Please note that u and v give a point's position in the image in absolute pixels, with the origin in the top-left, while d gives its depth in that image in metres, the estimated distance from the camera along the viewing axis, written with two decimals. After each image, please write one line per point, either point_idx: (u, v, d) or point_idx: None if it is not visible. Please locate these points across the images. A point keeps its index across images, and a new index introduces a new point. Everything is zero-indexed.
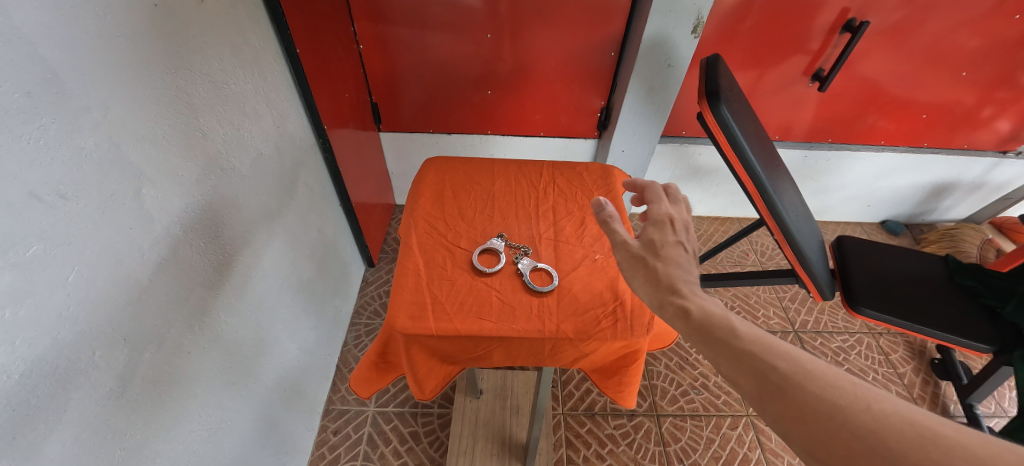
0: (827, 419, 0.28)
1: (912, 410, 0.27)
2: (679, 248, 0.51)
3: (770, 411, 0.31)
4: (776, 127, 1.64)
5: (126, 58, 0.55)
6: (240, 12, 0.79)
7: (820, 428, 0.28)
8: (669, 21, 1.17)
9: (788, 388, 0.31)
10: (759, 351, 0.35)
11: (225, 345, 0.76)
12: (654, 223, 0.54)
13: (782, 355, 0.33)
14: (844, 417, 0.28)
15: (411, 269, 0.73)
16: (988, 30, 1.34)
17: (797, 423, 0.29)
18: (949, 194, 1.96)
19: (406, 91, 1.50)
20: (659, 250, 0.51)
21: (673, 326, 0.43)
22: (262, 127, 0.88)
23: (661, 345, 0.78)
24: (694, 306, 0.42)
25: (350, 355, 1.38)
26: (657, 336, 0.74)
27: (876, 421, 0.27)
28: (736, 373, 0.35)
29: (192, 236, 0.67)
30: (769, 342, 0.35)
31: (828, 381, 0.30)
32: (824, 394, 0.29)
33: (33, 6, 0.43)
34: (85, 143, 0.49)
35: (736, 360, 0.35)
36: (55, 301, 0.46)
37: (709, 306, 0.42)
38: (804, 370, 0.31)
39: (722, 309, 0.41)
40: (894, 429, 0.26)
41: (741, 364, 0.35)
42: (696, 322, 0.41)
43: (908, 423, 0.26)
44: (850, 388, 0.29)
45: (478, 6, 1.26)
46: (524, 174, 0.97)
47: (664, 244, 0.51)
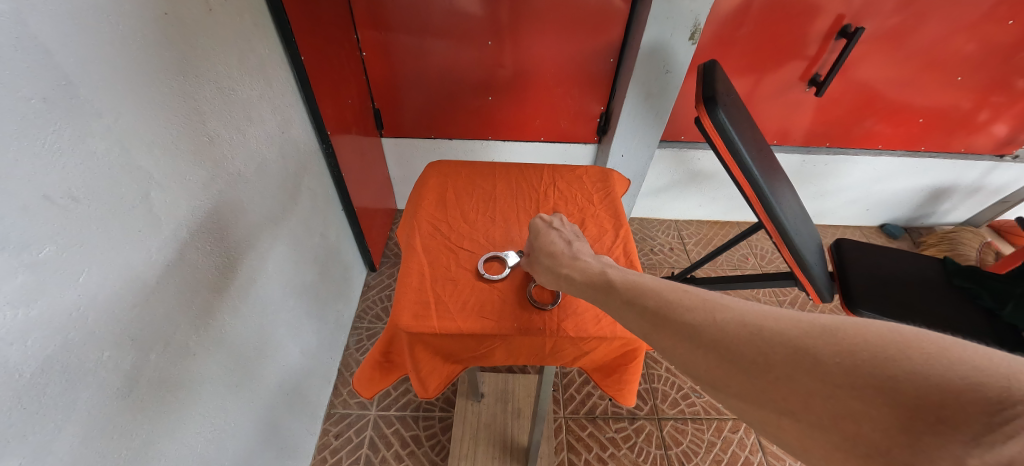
0: (691, 340, 0.38)
1: (746, 311, 0.37)
2: (568, 243, 0.67)
3: (660, 348, 0.42)
4: (774, 131, 1.66)
5: (137, 65, 0.56)
6: (247, 20, 0.81)
7: (692, 349, 0.38)
8: (666, 28, 1.19)
9: (665, 324, 0.42)
10: (647, 302, 0.46)
11: (230, 347, 0.77)
12: (538, 231, 0.71)
13: (660, 300, 0.45)
14: (703, 332, 0.38)
15: (415, 269, 0.74)
16: (983, 35, 1.36)
17: (677, 348, 0.40)
18: (947, 198, 1.97)
19: (407, 97, 1.51)
20: (552, 247, 0.67)
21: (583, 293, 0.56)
22: (267, 132, 0.89)
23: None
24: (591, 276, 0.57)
25: (352, 359, 1.38)
26: None
27: (724, 327, 0.37)
28: (633, 322, 0.46)
29: (198, 239, 0.68)
30: (648, 290, 0.47)
31: (691, 309, 0.41)
32: (691, 321, 0.40)
33: (48, 14, 0.44)
34: (96, 147, 0.50)
35: (631, 313, 0.47)
36: (67, 302, 0.47)
37: (603, 276, 0.55)
38: (676, 308, 0.42)
39: (616, 275, 0.54)
40: (735, 330, 0.36)
41: (635, 315, 0.46)
42: (598, 290, 0.54)
43: (743, 322, 0.36)
44: (707, 309, 0.40)
45: (478, 13, 1.28)
46: (525, 177, 0.98)
47: (553, 242, 0.68)
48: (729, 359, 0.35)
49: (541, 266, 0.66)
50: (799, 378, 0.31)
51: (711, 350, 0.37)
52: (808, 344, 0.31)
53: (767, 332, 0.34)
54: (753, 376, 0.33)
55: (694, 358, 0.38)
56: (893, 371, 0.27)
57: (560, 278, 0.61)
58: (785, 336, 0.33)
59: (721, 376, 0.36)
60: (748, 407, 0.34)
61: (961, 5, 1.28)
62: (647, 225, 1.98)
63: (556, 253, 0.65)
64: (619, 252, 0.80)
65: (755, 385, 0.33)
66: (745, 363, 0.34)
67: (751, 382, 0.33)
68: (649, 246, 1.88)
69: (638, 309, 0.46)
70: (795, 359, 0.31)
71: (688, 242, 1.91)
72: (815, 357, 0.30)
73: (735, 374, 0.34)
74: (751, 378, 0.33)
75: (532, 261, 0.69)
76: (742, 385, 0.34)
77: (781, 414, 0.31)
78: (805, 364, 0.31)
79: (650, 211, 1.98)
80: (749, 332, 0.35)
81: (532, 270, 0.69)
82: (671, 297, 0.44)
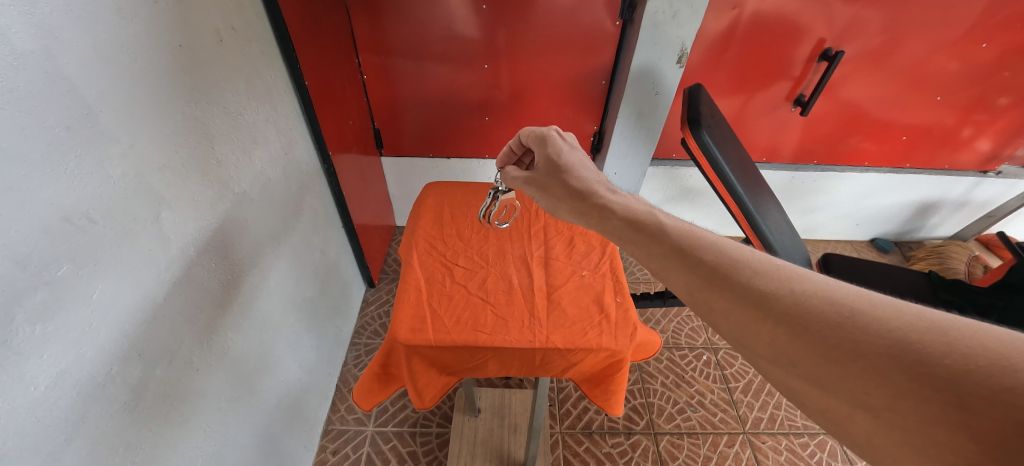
0: (762, 310, 0.38)
1: (831, 292, 0.37)
2: (580, 167, 0.72)
3: (712, 309, 0.42)
4: (763, 149, 1.71)
5: (153, 94, 0.60)
6: (256, 48, 0.86)
7: (760, 321, 0.38)
8: (655, 53, 1.26)
9: (724, 283, 0.42)
10: (702, 260, 0.45)
11: (232, 362, 0.79)
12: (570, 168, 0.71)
13: (719, 259, 0.44)
14: (778, 305, 0.38)
15: (412, 284, 0.77)
16: (962, 56, 1.42)
17: (739, 316, 0.39)
18: (935, 212, 2.02)
19: (407, 118, 1.57)
20: (569, 171, 0.71)
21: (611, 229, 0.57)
22: (272, 153, 0.93)
23: (645, 355, 0.83)
24: (623, 214, 0.58)
25: (350, 375, 1.39)
26: (640, 345, 0.79)
27: (805, 304, 0.37)
28: (682, 278, 0.45)
29: (204, 257, 0.71)
30: (702, 243, 0.47)
31: (760, 277, 0.41)
32: (763, 291, 0.40)
33: (72, 50, 0.48)
34: (113, 172, 0.53)
35: (679, 266, 0.46)
36: (80, 317, 0.50)
37: (639, 217, 0.56)
38: (742, 273, 0.42)
39: (658, 220, 0.53)
40: (820, 310, 0.36)
41: (686, 271, 0.45)
42: (637, 236, 0.53)
43: (829, 302, 0.36)
44: (780, 281, 0.40)
45: (475, 38, 1.34)
46: (518, 196, 1.02)
47: (569, 165, 0.72)
48: (808, 340, 0.35)
49: (556, 189, 0.70)
50: (892, 374, 0.31)
51: (787, 326, 0.37)
52: (912, 339, 0.31)
53: (858, 320, 0.34)
54: (835, 363, 0.33)
55: (759, 330, 0.38)
56: (997, 382, 0.27)
57: (580, 204, 0.65)
58: (884, 328, 0.33)
59: (791, 354, 0.36)
60: (810, 390, 0.35)
61: (937, 28, 1.34)
62: None
63: (572, 176, 0.70)
64: (605, 267, 0.84)
65: (833, 372, 0.34)
66: (829, 347, 0.34)
67: (828, 367, 0.34)
68: None
69: (691, 265, 0.45)
70: (892, 352, 0.31)
71: None
72: (919, 355, 0.31)
73: (812, 356, 0.35)
74: (831, 364, 0.34)
75: (546, 181, 0.72)
76: (816, 368, 0.34)
77: (856, 407, 0.32)
78: (905, 360, 0.31)
79: None
80: (838, 314, 0.35)
81: (543, 191, 0.73)
82: (733, 259, 0.43)
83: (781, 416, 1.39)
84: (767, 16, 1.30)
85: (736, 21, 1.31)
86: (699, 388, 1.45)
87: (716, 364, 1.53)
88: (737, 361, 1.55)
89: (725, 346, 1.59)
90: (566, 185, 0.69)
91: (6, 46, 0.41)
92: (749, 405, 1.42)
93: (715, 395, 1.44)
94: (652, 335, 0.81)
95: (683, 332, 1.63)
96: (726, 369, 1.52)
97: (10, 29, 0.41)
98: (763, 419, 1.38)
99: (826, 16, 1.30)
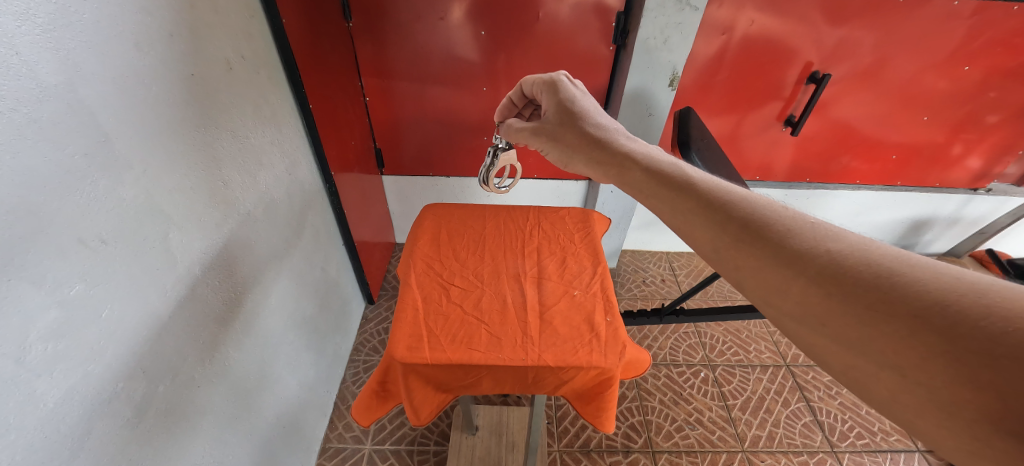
0: (793, 267, 0.40)
1: (867, 252, 0.38)
2: (591, 120, 0.76)
3: (738, 266, 0.44)
4: (756, 167, 1.75)
5: (168, 120, 0.62)
6: (263, 75, 0.89)
7: (790, 280, 0.39)
8: (647, 76, 1.31)
9: (757, 239, 0.43)
10: (729, 217, 0.47)
11: (232, 380, 0.80)
12: (585, 118, 0.76)
13: (749, 218, 0.45)
14: (811, 264, 0.39)
15: (410, 304, 0.79)
16: (949, 76, 1.43)
17: (769, 275, 0.41)
18: (928, 228, 2.05)
19: (407, 138, 1.61)
20: (581, 125, 0.75)
21: (632, 177, 0.61)
22: (276, 174, 0.96)
23: (635, 373, 0.85)
24: (644, 165, 0.61)
25: (348, 392, 1.39)
26: (630, 363, 0.81)
27: (840, 263, 0.37)
28: (709, 237, 0.47)
29: (209, 276, 0.73)
30: (733, 199, 0.48)
31: (796, 237, 0.42)
32: (793, 249, 0.41)
33: (96, 83, 0.51)
34: (126, 194, 0.56)
35: (706, 224, 0.48)
36: (88, 336, 0.51)
37: (660, 169, 0.59)
38: (773, 232, 0.43)
39: (682, 175, 0.55)
40: (854, 268, 0.37)
41: (714, 230, 0.47)
42: (661, 192, 0.55)
43: (866, 262, 0.37)
44: (813, 240, 0.41)
45: (474, 61, 1.38)
46: (513, 218, 1.05)
47: (580, 120, 0.76)
48: (837, 298, 0.36)
49: (570, 139, 0.75)
50: (925, 335, 0.31)
51: (818, 284, 0.37)
52: (951, 301, 0.32)
53: (898, 282, 0.34)
54: (865, 322, 0.34)
55: (790, 288, 0.39)
56: None
57: (597, 157, 0.69)
58: (920, 290, 0.33)
59: (820, 313, 0.37)
60: (836, 349, 0.37)
61: (925, 49, 1.36)
62: (639, 257, 2.03)
63: (585, 131, 0.74)
64: (596, 287, 0.86)
65: (863, 333, 0.34)
66: (862, 306, 0.35)
67: (857, 326, 0.35)
68: (641, 277, 1.93)
69: (719, 223, 0.47)
70: (929, 313, 0.32)
71: (679, 273, 1.96)
72: (957, 316, 0.31)
73: (844, 314, 0.36)
74: (862, 324, 0.34)
75: (557, 133, 0.77)
76: (845, 327, 0.36)
77: (883, 366, 0.33)
78: (940, 320, 0.31)
79: (642, 244, 2.04)
80: (874, 274, 0.35)
81: (554, 142, 0.78)
82: (764, 217, 0.45)
83: (780, 433, 1.39)
84: (755, 40, 1.33)
85: (725, 46, 1.34)
86: (698, 406, 1.45)
87: (713, 381, 1.53)
88: (735, 377, 1.55)
89: (723, 363, 1.59)
90: (579, 137, 0.73)
91: (33, 80, 0.44)
92: (747, 423, 1.41)
93: (714, 412, 1.43)
94: (641, 352, 0.83)
95: (681, 349, 1.63)
96: (724, 386, 1.52)
97: (38, 65, 0.44)
98: (762, 436, 1.38)
99: (814, 40, 1.33)
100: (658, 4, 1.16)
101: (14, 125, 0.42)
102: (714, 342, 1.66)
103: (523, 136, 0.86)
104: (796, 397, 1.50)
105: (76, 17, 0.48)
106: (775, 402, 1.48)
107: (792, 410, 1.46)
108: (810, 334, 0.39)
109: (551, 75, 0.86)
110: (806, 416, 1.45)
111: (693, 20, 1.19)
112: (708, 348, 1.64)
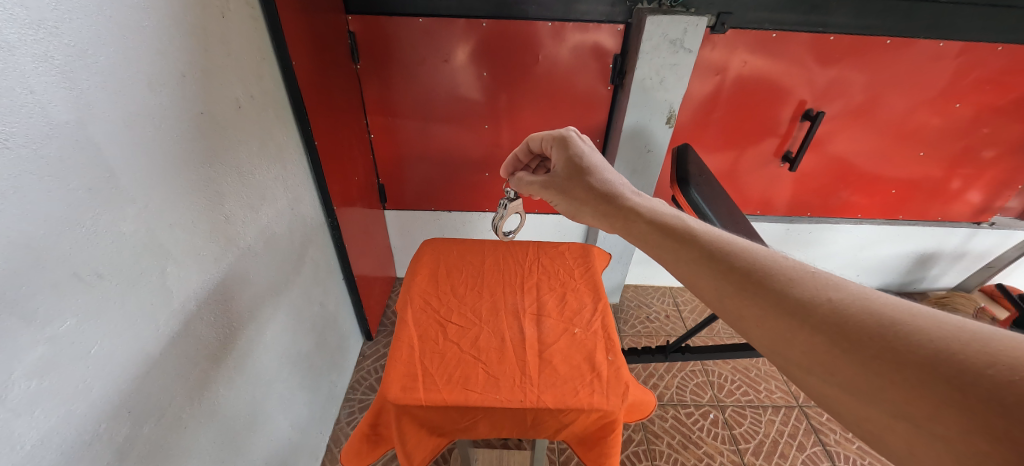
0: (797, 318, 0.41)
1: (868, 301, 0.39)
2: (598, 173, 0.77)
3: (742, 315, 0.45)
4: (757, 202, 1.75)
5: (173, 156, 0.64)
6: (271, 114, 0.92)
7: (795, 330, 0.41)
8: (645, 114, 1.35)
9: (762, 291, 0.44)
10: (730, 266, 0.48)
11: (221, 420, 0.77)
12: (590, 168, 0.78)
13: (751, 267, 0.47)
14: (814, 313, 0.40)
15: (406, 342, 0.77)
16: (940, 113, 1.47)
17: (773, 324, 0.42)
18: (934, 263, 2.03)
19: (410, 173, 1.64)
20: (588, 178, 0.76)
21: (639, 226, 0.62)
22: (279, 209, 0.97)
23: (639, 416, 0.81)
24: (649, 216, 0.62)
25: (342, 433, 1.34)
26: (634, 405, 0.78)
27: (843, 313, 0.39)
28: (712, 285, 0.48)
29: (204, 311, 0.72)
30: (736, 250, 0.50)
31: (799, 287, 0.43)
32: (795, 298, 0.42)
33: (106, 119, 0.52)
34: (126, 229, 0.56)
35: (707, 273, 0.49)
36: (75, 373, 0.50)
37: (665, 219, 0.60)
38: (776, 282, 0.44)
39: (684, 226, 0.57)
40: (858, 319, 0.38)
41: (716, 279, 0.48)
42: (663, 241, 0.57)
43: (869, 312, 0.38)
44: (814, 289, 0.42)
45: (477, 100, 1.43)
46: (512, 253, 1.05)
47: (587, 172, 0.77)
48: (843, 347, 0.37)
49: (578, 191, 0.76)
50: (934, 383, 0.32)
51: (824, 334, 0.39)
52: (957, 350, 0.33)
53: (901, 331, 0.36)
54: (874, 371, 0.35)
55: (795, 337, 0.40)
56: None
57: (603, 207, 0.71)
58: (924, 339, 0.35)
59: (828, 363, 0.38)
60: (846, 398, 0.38)
61: (914, 87, 1.40)
62: (642, 292, 2.01)
63: (593, 182, 0.75)
64: (598, 324, 0.84)
65: (873, 382, 0.35)
66: (869, 355, 0.36)
67: (867, 375, 0.36)
68: (645, 313, 1.89)
69: (721, 272, 0.48)
70: (936, 361, 0.33)
71: (683, 309, 1.92)
72: (965, 365, 0.32)
73: (852, 364, 0.37)
74: (871, 373, 0.36)
75: (566, 185, 0.79)
76: (854, 376, 0.37)
77: (896, 416, 0.34)
78: (948, 369, 0.32)
79: (644, 279, 2.02)
80: (878, 324, 0.37)
81: (563, 194, 0.79)
82: (765, 267, 0.46)
83: None
84: (749, 80, 1.38)
85: (720, 86, 1.39)
86: (708, 450, 1.38)
87: (723, 423, 1.46)
88: (746, 419, 1.48)
89: (732, 403, 1.53)
90: (587, 188, 0.75)
91: (44, 118, 0.45)
92: None
93: (725, 458, 1.36)
94: (646, 394, 0.80)
95: (688, 388, 1.57)
96: (735, 429, 1.45)
97: (50, 103, 0.45)
98: None
99: (805, 79, 1.38)
100: (653, 47, 1.21)
101: (21, 160, 0.43)
102: (723, 381, 1.60)
103: (533, 188, 0.87)
104: (810, 440, 1.43)
105: (93, 59, 0.50)
106: (789, 446, 1.41)
107: (808, 455, 1.38)
108: (816, 383, 0.40)
109: (561, 129, 0.88)
110: (823, 461, 1.37)
111: (687, 61, 1.24)
112: (717, 387, 1.58)
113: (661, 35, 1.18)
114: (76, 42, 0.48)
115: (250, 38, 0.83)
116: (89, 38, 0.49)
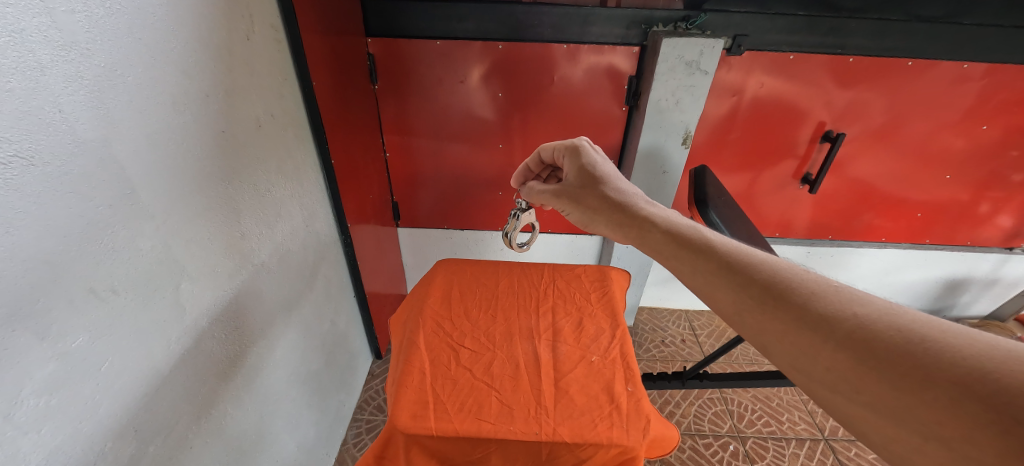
0: (821, 333, 0.39)
1: (896, 318, 0.37)
2: (611, 183, 0.76)
3: (762, 330, 0.43)
4: (775, 224, 1.70)
5: (193, 172, 0.64)
6: (290, 132, 0.94)
7: (818, 345, 0.38)
8: (660, 135, 1.35)
9: (783, 305, 0.42)
10: (749, 278, 0.46)
11: (227, 438, 0.76)
12: (603, 179, 0.77)
13: (771, 280, 0.45)
14: (839, 329, 0.38)
15: (417, 367, 0.75)
16: (967, 135, 1.42)
17: (795, 339, 0.40)
18: (964, 290, 1.94)
19: (424, 191, 1.65)
20: (601, 188, 0.75)
21: (655, 237, 0.60)
22: (293, 226, 0.98)
23: (662, 452, 0.77)
24: (665, 227, 0.60)
25: (348, 455, 1.31)
26: (657, 441, 0.75)
27: (869, 329, 0.37)
28: (730, 298, 0.46)
29: (215, 327, 0.71)
30: (756, 262, 0.48)
31: (823, 301, 0.41)
32: (817, 311, 0.40)
33: (130, 137, 0.53)
34: (144, 245, 0.56)
35: (727, 286, 0.47)
36: (84, 390, 0.49)
37: (682, 230, 0.58)
38: (798, 296, 0.42)
39: (702, 237, 0.55)
40: (884, 334, 0.36)
41: (734, 292, 0.46)
42: (679, 252, 0.55)
43: (896, 328, 0.36)
44: (838, 302, 0.40)
45: (491, 119, 1.44)
46: (527, 275, 1.03)
47: (600, 182, 0.76)
48: (868, 364, 0.35)
49: (589, 200, 0.75)
50: (968, 402, 0.30)
51: (848, 350, 0.37)
52: (991, 369, 0.30)
53: (932, 348, 0.33)
54: (900, 389, 0.33)
55: (817, 353, 0.38)
56: None
57: (615, 217, 0.69)
58: (955, 356, 0.32)
59: (854, 380, 0.36)
60: (873, 418, 0.35)
61: (938, 108, 1.37)
62: (656, 315, 1.96)
63: (605, 193, 0.74)
64: (616, 352, 0.81)
65: (900, 400, 0.33)
66: (897, 373, 0.34)
67: (894, 394, 0.33)
68: (660, 337, 1.83)
69: (739, 284, 0.46)
70: (970, 380, 0.30)
71: (700, 334, 1.86)
72: (999, 384, 0.29)
73: (878, 381, 0.34)
74: (898, 391, 0.33)
75: (578, 195, 0.77)
76: (882, 395, 0.34)
77: (927, 438, 0.32)
78: (982, 389, 0.30)
79: (658, 301, 1.97)
80: (907, 340, 0.35)
81: (575, 203, 0.77)
82: (786, 280, 0.44)
83: None
84: (766, 102, 1.37)
85: (736, 106, 1.38)
86: None
87: (745, 456, 1.39)
88: (768, 452, 1.40)
89: (753, 434, 1.45)
90: (598, 198, 0.73)
91: (70, 136, 0.46)
92: None
93: None
94: (670, 429, 0.76)
95: (706, 417, 1.50)
96: (757, 462, 1.37)
97: (78, 122, 0.46)
98: None
99: (824, 100, 1.36)
100: (669, 69, 1.21)
101: (45, 177, 0.43)
102: (743, 411, 1.53)
103: (544, 198, 0.86)
104: None
105: (121, 79, 0.51)
106: None
107: None
108: (841, 403, 0.37)
109: (572, 139, 0.88)
110: None
111: (703, 83, 1.24)
112: (736, 417, 1.51)
113: (677, 57, 1.19)
114: (106, 63, 0.49)
115: (273, 60, 0.86)
116: (118, 58, 0.51)
